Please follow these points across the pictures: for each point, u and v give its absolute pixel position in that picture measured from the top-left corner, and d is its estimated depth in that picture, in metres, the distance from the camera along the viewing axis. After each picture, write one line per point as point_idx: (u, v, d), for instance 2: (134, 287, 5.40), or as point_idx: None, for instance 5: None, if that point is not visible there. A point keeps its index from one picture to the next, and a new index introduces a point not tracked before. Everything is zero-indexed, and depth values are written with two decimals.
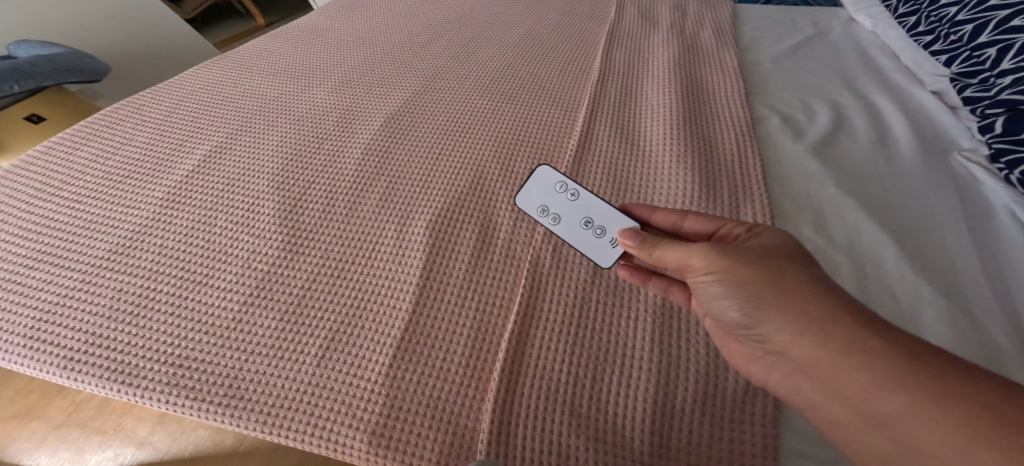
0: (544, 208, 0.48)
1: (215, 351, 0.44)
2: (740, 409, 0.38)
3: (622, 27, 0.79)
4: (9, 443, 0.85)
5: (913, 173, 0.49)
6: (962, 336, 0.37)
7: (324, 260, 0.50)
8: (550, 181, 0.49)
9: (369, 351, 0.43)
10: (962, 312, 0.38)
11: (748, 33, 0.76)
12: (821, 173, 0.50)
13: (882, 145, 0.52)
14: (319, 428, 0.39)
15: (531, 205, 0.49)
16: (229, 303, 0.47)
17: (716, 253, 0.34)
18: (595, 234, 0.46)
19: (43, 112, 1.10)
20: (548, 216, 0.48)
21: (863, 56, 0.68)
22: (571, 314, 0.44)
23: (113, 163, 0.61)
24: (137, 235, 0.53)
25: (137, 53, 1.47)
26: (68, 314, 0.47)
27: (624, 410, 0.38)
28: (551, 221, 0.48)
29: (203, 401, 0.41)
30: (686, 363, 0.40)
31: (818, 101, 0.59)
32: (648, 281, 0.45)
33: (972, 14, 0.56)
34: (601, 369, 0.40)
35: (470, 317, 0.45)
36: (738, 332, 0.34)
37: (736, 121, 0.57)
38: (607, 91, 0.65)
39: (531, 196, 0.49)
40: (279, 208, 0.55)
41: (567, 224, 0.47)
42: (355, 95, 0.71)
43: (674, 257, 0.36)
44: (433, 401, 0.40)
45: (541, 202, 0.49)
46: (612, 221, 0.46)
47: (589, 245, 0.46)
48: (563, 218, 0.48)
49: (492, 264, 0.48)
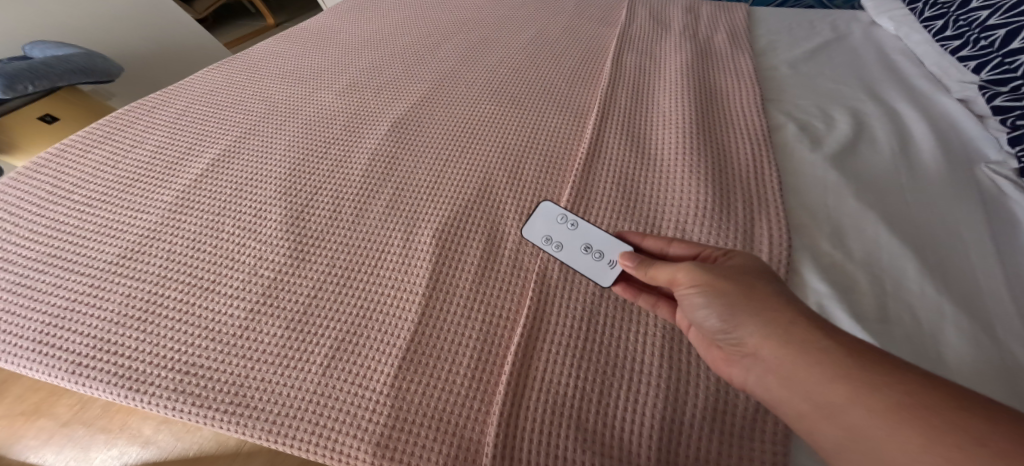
0: (547, 237, 0.47)
1: (221, 358, 0.43)
2: (750, 427, 0.36)
3: (634, 30, 0.78)
4: (17, 440, 0.86)
5: (937, 183, 0.47)
6: (984, 355, 0.35)
7: (330, 268, 0.49)
8: (553, 212, 0.49)
9: (374, 361, 0.42)
10: (984, 330, 0.37)
11: (764, 37, 0.74)
12: (841, 184, 0.47)
13: (904, 154, 0.50)
14: (324, 437, 0.38)
15: (537, 235, 0.48)
16: (235, 310, 0.46)
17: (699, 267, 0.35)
18: (594, 258, 0.45)
19: (58, 113, 1.12)
20: (551, 244, 0.47)
21: (886, 61, 0.66)
22: (579, 327, 0.43)
23: (122, 166, 0.61)
24: (145, 240, 0.53)
25: (152, 55, 1.50)
26: (77, 318, 0.47)
27: (631, 427, 0.37)
28: (554, 248, 0.46)
29: (210, 409, 0.41)
30: (698, 378, 0.39)
31: (838, 108, 0.57)
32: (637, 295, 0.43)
33: (1005, 19, 0.53)
34: (609, 383, 0.39)
35: (475, 328, 0.44)
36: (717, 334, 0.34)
37: (753, 130, 0.55)
38: (618, 98, 0.63)
39: (536, 225, 0.48)
40: (285, 213, 0.54)
41: (568, 250, 0.46)
42: (362, 99, 0.70)
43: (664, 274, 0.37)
44: (436, 413, 0.39)
45: (546, 233, 0.48)
46: (612, 246, 0.45)
47: (590, 268, 0.45)
48: (565, 246, 0.46)
49: (499, 275, 0.47)
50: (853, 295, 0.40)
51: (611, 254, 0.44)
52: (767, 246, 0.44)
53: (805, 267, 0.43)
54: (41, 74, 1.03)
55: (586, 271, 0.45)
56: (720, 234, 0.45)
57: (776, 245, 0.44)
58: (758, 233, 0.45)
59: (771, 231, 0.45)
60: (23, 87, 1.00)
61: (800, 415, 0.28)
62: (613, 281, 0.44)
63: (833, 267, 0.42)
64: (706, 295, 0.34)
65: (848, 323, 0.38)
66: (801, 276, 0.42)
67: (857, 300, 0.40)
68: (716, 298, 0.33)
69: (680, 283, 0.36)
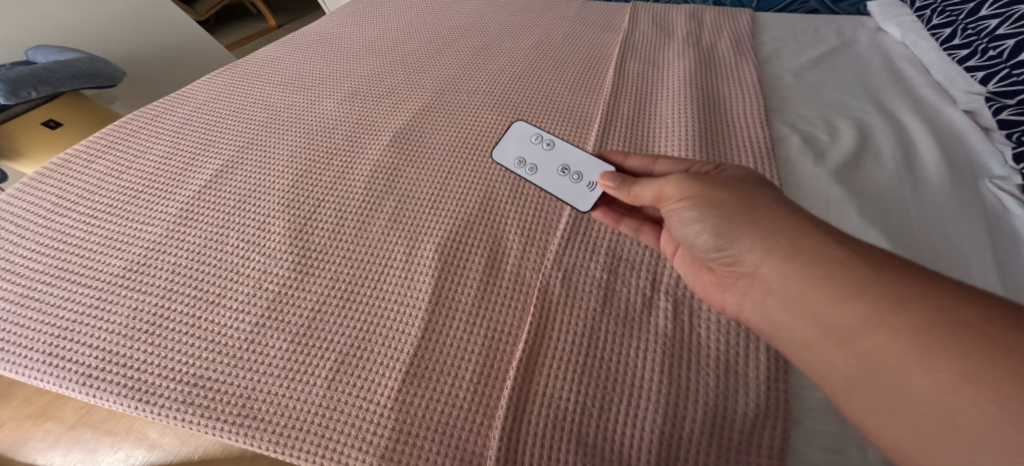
0: (522, 160, 0.56)
1: (228, 370, 0.44)
2: (747, 441, 0.35)
3: (637, 37, 0.77)
4: (26, 442, 0.87)
5: (942, 198, 0.47)
6: None
7: (334, 281, 0.49)
8: (528, 135, 0.57)
9: (378, 375, 0.42)
10: None
11: (768, 44, 0.74)
12: (845, 200, 0.47)
13: (908, 168, 0.50)
14: (329, 450, 0.38)
15: (519, 167, 0.55)
16: (240, 324, 0.47)
17: (684, 181, 0.39)
18: (572, 179, 0.52)
19: (61, 118, 1.13)
20: (525, 167, 0.55)
21: (892, 70, 0.65)
22: (580, 344, 0.42)
23: (127, 177, 0.62)
24: (152, 251, 0.53)
25: (155, 59, 1.51)
26: (84, 331, 0.47)
27: (631, 442, 0.36)
28: (529, 170, 0.54)
29: (218, 420, 0.41)
30: (698, 390, 0.38)
31: (842, 119, 0.56)
32: (620, 221, 0.49)
33: (1014, 29, 0.53)
34: (609, 398, 0.38)
35: (478, 344, 0.44)
36: (712, 251, 0.37)
37: (756, 140, 0.55)
38: (621, 108, 0.63)
39: (517, 160, 0.56)
40: (289, 226, 0.54)
41: (545, 173, 0.53)
42: (364, 107, 0.70)
43: (650, 190, 0.41)
44: (439, 427, 0.39)
45: (521, 156, 0.56)
46: (589, 168, 0.52)
47: (568, 189, 0.51)
48: (540, 169, 0.54)
49: (501, 290, 0.47)
50: None
51: (588, 176, 0.51)
52: None
53: None
54: (43, 79, 1.03)
55: (560, 191, 0.52)
56: None
57: None
58: None
59: None
60: (26, 92, 1.00)
61: (810, 345, 0.30)
62: (591, 205, 0.50)
63: None
64: (695, 207, 0.38)
65: None
66: None
67: None
68: (705, 212, 0.37)
69: (666, 197, 0.40)
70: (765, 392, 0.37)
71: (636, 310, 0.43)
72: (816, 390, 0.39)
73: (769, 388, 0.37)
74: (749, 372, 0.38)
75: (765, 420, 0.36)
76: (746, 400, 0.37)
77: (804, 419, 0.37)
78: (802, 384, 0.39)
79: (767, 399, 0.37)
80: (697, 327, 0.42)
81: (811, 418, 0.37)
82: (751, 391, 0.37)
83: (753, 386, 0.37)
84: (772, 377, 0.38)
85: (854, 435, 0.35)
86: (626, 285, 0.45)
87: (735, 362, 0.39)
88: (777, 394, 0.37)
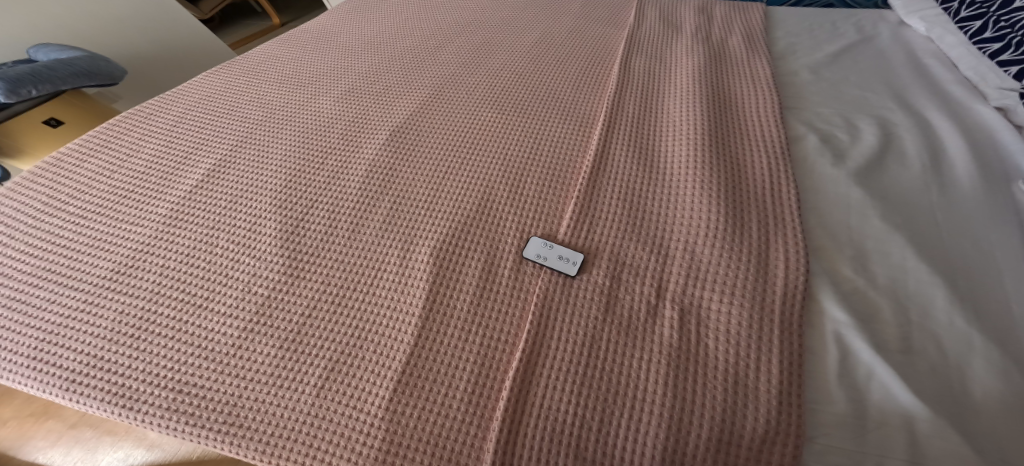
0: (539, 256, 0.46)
1: (214, 377, 0.42)
2: (755, 459, 0.32)
3: (642, 33, 0.74)
4: (25, 441, 0.86)
5: (972, 201, 0.43)
6: (1021, 394, 0.31)
7: (325, 285, 0.47)
8: (535, 238, 0.48)
9: (366, 383, 0.40)
10: (1020, 366, 0.32)
11: (782, 39, 0.71)
12: (867, 204, 0.44)
13: (935, 169, 0.47)
14: (317, 460, 0.37)
15: (531, 250, 0.47)
16: (228, 329, 0.45)
17: None
18: (563, 260, 0.45)
19: (61, 116, 1.15)
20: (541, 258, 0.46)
21: (917, 66, 0.62)
22: (580, 354, 0.38)
23: (118, 176, 0.61)
24: (141, 254, 0.52)
25: (160, 58, 1.54)
26: (71, 335, 0.46)
27: (632, 456, 0.33)
28: (541, 259, 0.46)
29: (203, 428, 0.39)
30: (704, 404, 0.34)
31: (864, 117, 0.53)
32: None
33: None
34: (609, 411, 0.35)
35: (473, 352, 0.41)
36: None
37: (768, 141, 0.52)
38: (625, 106, 0.61)
39: (534, 244, 0.47)
40: (281, 227, 0.53)
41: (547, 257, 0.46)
42: (361, 105, 0.69)
43: None
44: (432, 438, 0.36)
45: (536, 251, 0.46)
46: (571, 251, 0.46)
47: (561, 265, 0.45)
48: (550, 259, 0.45)
49: (498, 296, 0.44)
50: (875, 326, 0.36)
51: (575, 256, 0.45)
52: (782, 274, 0.40)
53: (825, 294, 0.39)
54: (44, 77, 1.04)
55: (555, 266, 0.45)
56: (732, 256, 0.42)
57: (793, 269, 0.40)
58: (774, 254, 0.42)
59: (788, 255, 0.41)
60: (26, 91, 1.01)
61: None
62: (577, 271, 0.44)
63: (854, 294, 0.38)
64: None
65: (866, 356, 0.34)
66: (820, 303, 0.38)
67: (879, 331, 0.36)
68: None
69: None
70: (776, 407, 0.33)
71: (640, 320, 0.40)
72: (831, 406, 0.33)
73: (780, 402, 0.33)
74: (757, 385, 0.34)
75: (775, 436, 0.32)
76: (756, 416, 0.33)
77: (817, 435, 0.32)
78: (816, 398, 0.34)
79: (778, 414, 0.33)
80: (705, 337, 0.38)
81: (824, 434, 0.32)
82: (761, 405, 0.33)
83: (763, 401, 0.33)
84: (785, 390, 0.33)
85: (874, 453, 0.30)
86: (630, 292, 0.42)
87: (743, 375, 0.35)
88: (788, 409, 0.33)
